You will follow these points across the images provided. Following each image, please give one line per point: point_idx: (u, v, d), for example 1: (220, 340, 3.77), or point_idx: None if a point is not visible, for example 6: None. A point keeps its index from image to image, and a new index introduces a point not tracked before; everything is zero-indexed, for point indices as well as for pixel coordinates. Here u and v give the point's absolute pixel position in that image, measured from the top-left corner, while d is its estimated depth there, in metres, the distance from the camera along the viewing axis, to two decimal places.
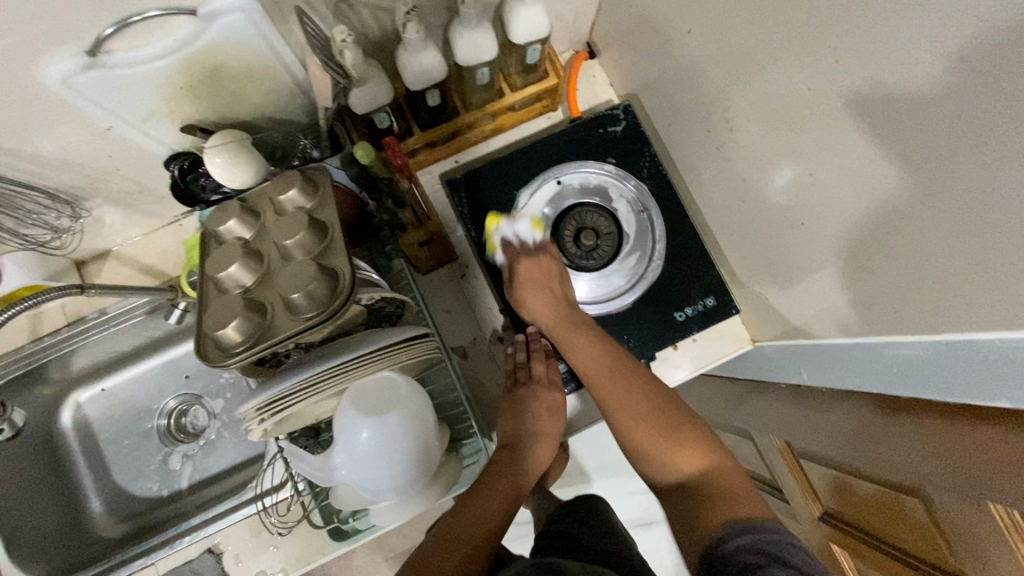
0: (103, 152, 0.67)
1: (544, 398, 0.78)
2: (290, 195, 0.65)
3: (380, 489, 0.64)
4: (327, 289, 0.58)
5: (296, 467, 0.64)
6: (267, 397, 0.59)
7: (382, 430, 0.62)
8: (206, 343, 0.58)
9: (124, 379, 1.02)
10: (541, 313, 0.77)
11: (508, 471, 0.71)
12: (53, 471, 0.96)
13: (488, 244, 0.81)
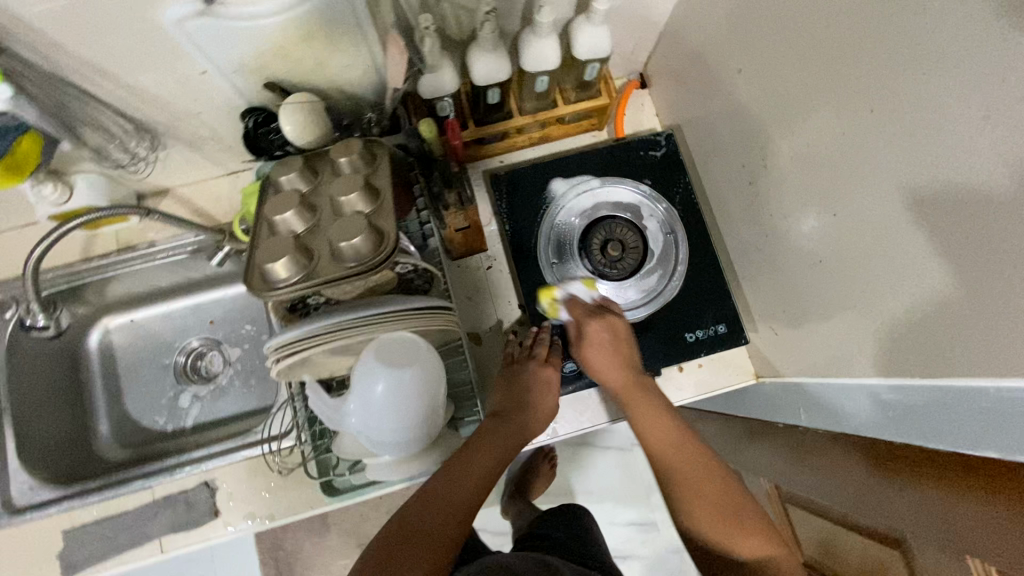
0: (191, 95, 0.74)
1: (546, 373, 0.80)
2: (350, 159, 0.71)
3: (383, 441, 0.67)
4: (371, 244, 0.63)
5: (312, 403, 0.69)
6: (295, 333, 0.64)
7: (396, 385, 0.65)
8: (253, 276, 0.63)
9: (154, 313, 1.07)
10: (610, 376, 0.77)
11: (499, 438, 0.72)
12: (71, 386, 1.00)
13: (550, 310, 0.84)
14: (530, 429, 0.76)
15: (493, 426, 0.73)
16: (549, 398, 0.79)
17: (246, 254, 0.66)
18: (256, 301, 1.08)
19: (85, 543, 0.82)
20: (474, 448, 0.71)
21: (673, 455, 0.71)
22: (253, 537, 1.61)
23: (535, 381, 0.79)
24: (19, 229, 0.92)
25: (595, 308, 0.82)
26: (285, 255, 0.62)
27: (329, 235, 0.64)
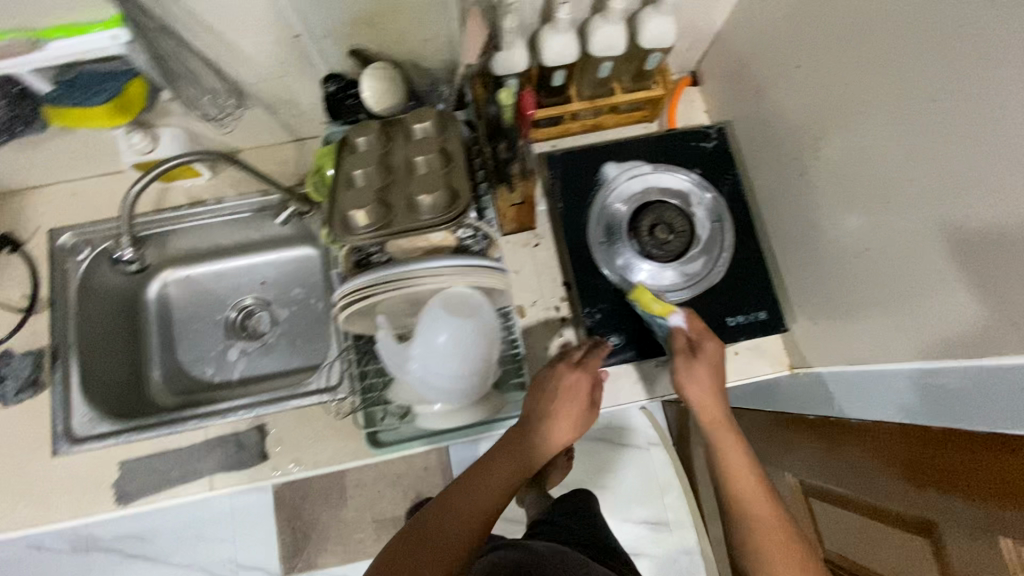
0: (279, 57, 0.79)
1: (580, 382, 0.76)
2: (424, 125, 0.76)
3: (442, 387, 0.71)
4: (446, 200, 0.68)
5: (377, 346, 0.71)
6: (365, 279, 0.69)
7: (459, 335, 0.69)
8: (337, 224, 0.68)
9: (209, 270, 1.12)
10: (711, 404, 0.73)
11: (512, 455, 0.72)
12: (130, 332, 1.05)
13: (660, 308, 0.77)
14: (541, 447, 0.74)
15: (506, 444, 0.74)
16: (569, 408, 0.74)
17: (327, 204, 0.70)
18: (307, 266, 1.13)
19: (139, 475, 0.86)
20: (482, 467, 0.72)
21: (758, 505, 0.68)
22: (271, 503, 1.65)
23: (562, 391, 0.76)
24: (99, 176, 0.97)
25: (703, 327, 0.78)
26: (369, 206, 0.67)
27: (408, 190, 0.69)
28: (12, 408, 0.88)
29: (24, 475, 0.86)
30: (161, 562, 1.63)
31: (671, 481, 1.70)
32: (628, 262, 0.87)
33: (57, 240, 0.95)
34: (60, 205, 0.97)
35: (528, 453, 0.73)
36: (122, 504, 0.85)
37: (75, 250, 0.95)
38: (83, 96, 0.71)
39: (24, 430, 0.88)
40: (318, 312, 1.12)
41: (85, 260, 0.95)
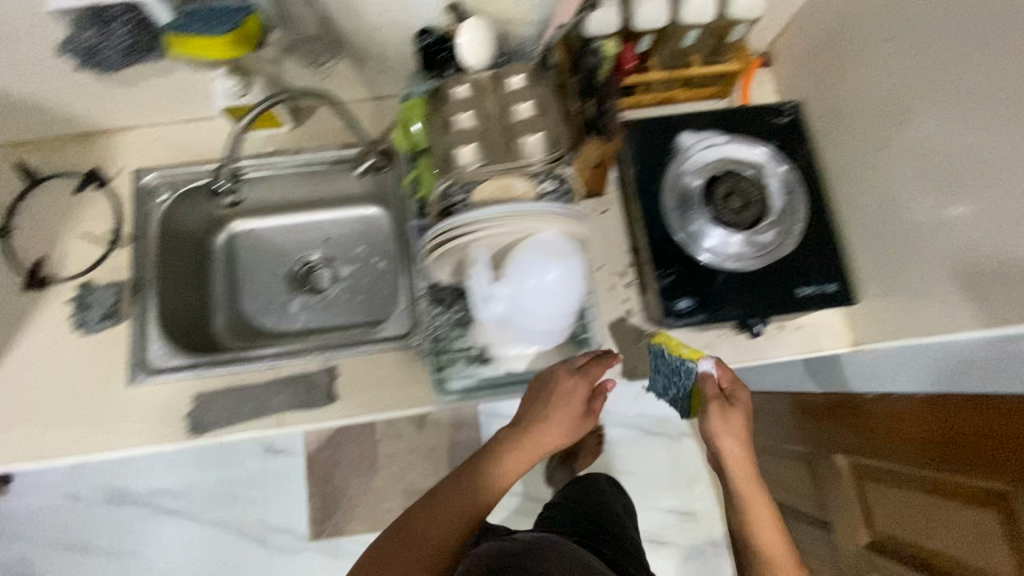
0: (380, 7, 0.81)
1: (573, 399, 0.77)
2: (519, 78, 0.77)
3: (538, 326, 0.72)
4: None
5: (472, 280, 0.71)
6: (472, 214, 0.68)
7: (564, 275, 0.70)
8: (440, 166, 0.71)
9: (275, 223, 1.15)
10: (736, 451, 0.77)
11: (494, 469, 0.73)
12: (199, 277, 1.08)
13: (693, 353, 0.80)
14: (520, 460, 0.74)
15: (487, 457, 0.74)
16: (558, 424, 0.75)
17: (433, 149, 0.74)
18: (370, 225, 1.15)
19: (212, 409, 0.89)
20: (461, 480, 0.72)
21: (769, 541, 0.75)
22: (304, 468, 1.68)
23: (552, 410, 0.75)
24: (182, 122, 1.00)
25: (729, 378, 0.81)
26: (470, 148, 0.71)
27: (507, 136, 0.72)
28: (93, 337, 0.90)
29: (103, 401, 0.89)
30: (195, 520, 1.66)
31: (700, 471, 1.71)
32: (701, 228, 0.88)
33: (140, 181, 0.97)
34: (142, 148, 0.99)
35: (509, 464, 0.73)
36: (196, 435, 0.87)
37: (156, 191, 0.98)
38: (196, 21, 0.72)
39: (102, 359, 0.90)
40: (379, 270, 1.14)
41: (166, 201, 0.98)
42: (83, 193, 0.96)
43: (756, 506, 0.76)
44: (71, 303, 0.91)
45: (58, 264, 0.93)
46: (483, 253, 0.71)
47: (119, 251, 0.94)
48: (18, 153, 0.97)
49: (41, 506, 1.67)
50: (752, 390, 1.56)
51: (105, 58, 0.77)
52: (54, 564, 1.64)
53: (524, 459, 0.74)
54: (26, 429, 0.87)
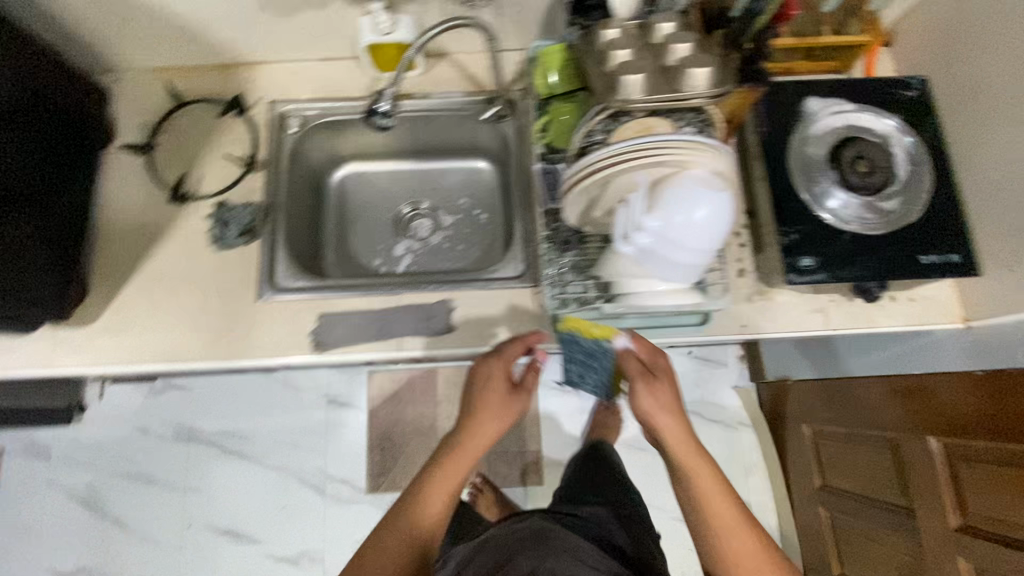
0: None
1: (500, 401, 0.82)
2: (669, 26, 0.80)
3: (681, 261, 0.73)
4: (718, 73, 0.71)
5: (621, 209, 0.73)
6: (633, 142, 0.73)
7: (715, 212, 0.70)
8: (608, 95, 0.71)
9: (385, 169, 1.18)
10: (664, 420, 0.78)
11: (429, 494, 0.79)
12: (314, 213, 1.12)
13: (604, 329, 0.81)
14: (454, 476, 0.80)
15: (416, 488, 0.79)
16: (486, 430, 0.82)
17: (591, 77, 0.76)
18: (476, 178, 1.18)
19: (336, 328, 0.92)
20: (398, 513, 0.77)
21: (721, 513, 0.77)
22: (366, 423, 1.72)
23: (484, 416, 0.81)
24: (318, 60, 1.04)
25: (650, 356, 0.81)
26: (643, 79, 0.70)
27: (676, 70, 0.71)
28: (227, 252, 0.95)
29: (234, 311, 0.93)
30: (258, 463, 1.70)
31: (758, 463, 1.69)
32: (825, 189, 0.89)
33: (277, 111, 1.02)
34: (280, 81, 1.04)
35: (433, 493, 0.79)
36: (320, 350, 0.91)
37: (291, 122, 1.03)
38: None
39: (235, 273, 0.94)
40: (481, 222, 1.17)
41: (299, 131, 1.03)
42: (225, 119, 1.01)
43: (705, 484, 0.77)
44: (211, 218, 0.96)
45: (198, 181, 0.98)
46: (636, 196, 0.72)
47: (254, 174, 0.99)
48: (169, 78, 1.03)
49: (112, 437, 1.71)
50: (792, 383, 1.54)
51: None
52: (119, 493, 1.68)
53: (450, 488, 0.80)
54: (162, 331, 0.92)
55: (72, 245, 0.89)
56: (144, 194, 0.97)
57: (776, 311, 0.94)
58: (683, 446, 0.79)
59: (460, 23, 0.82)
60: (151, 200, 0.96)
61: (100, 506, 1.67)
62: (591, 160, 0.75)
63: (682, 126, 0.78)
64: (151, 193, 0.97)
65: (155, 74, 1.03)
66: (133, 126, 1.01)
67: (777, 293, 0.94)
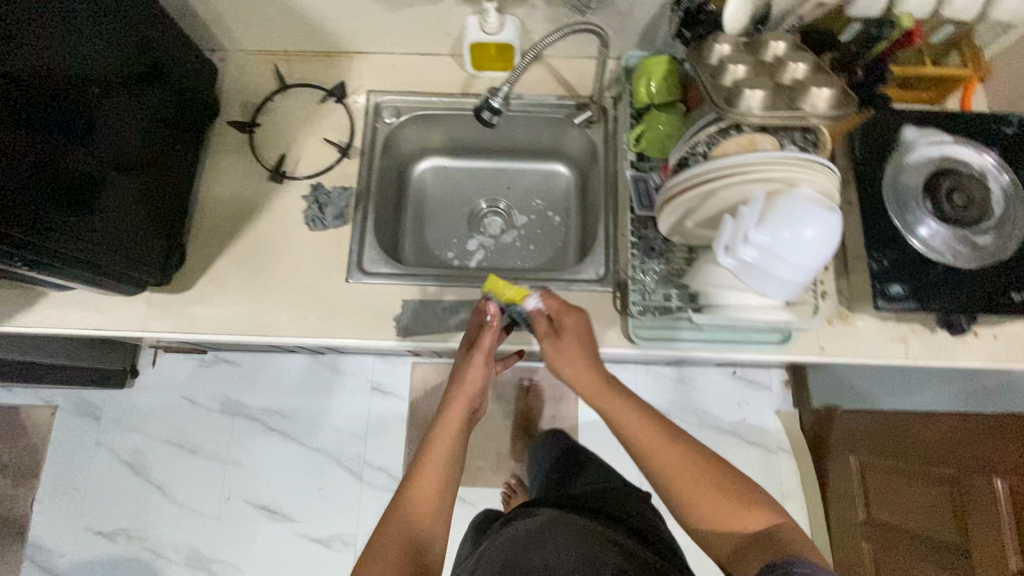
0: None
1: (469, 372, 0.86)
2: (781, 46, 0.81)
3: (783, 277, 0.74)
4: (841, 96, 0.72)
5: (727, 224, 0.73)
6: (750, 158, 0.73)
7: (823, 230, 0.71)
8: (724, 106, 0.73)
9: (464, 165, 1.21)
10: (570, 365, 0.86)
11: (416, 480, 0.78)
12: (394, 203, 1.15)
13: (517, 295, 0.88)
14: (438, 456, 0.81)
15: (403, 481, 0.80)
16: (459, 403, 0.85)
17: (707, 90, 0.77)
18: (554, 182, 1.20)
19: (419, 314, 0.95)
20: (396, 509, 0.76)
21: (642, 434, 0.82)
22: (407, 413, 1.74)
23: (456, 389, 0.86)
24: (417, 55, 1.08)
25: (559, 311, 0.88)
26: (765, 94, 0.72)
27: (798, 90, 0.73)
28: (319, 232, 0.98)
29: (322, 291, 0.96)
30: (299, 444, 1.73)
31: (797, 491, 1.67)
32: (916, 217, 0.89)
33: (374, 102, 1.06)
34: (379, 73, 1.07)
35: (423, 483, 0.78)
36: (403, 335, 0.93)
37: (385, 113, 1.06)
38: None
39: (325, 254, 0.98)
40: (554, 224, 1.19)
41: (393, 123, 1.06)
42: (326, 105, 1.04)
43: (622, 413, 0.83)
44: (308, 199, 0.99)
45: (295, 163, 1.01)
46: (745, 216, 0.72)
47: (349, 160, 1.02)
48: (275, 63, 1.07)
49: (162, 404, 1.75)
50: (850, 410, 1.53)
51: None
52: (163, 460, 1.72)
53: (437, 473, 0.79)
54: (253, 303, 0.95)
55: (175, 212, 0.95)
56: (245, 172, 1.01)
57: (857, 336, 0.93)
58: (590, 385, 0.85)
59: (586, 28, 0.82)
60: (252, 177, 1.00)
61: (144, 470, 1.71)
62: (699, 169, 0.76)
63: (787, 144, 0.80)
64: (252, 171, 1.01)
65: (262, 57, 1.07)
66: (238, 105, 1.05)
67: (859, 318, 0.94)
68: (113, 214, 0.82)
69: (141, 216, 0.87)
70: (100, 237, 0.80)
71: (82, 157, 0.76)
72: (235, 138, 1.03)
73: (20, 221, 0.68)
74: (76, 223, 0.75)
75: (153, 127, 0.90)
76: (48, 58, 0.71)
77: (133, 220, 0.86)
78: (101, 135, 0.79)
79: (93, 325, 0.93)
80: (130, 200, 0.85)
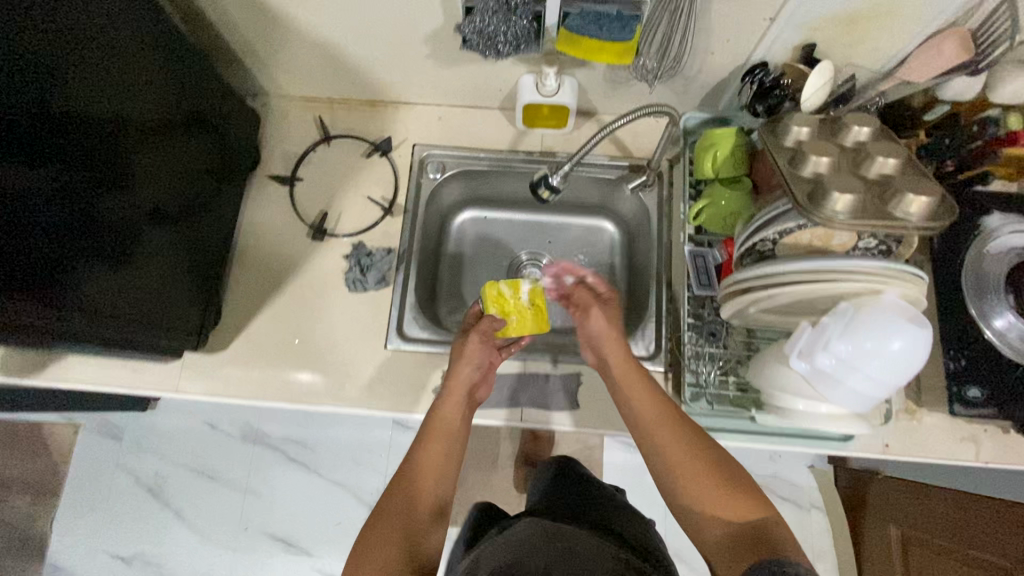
0: (725, 39, 0.81)
1: (469, 351, 0.87)
2: (864, 131, 0.75)
3: (862, 388, 0.68)
4: (942, 204, 0.65)
5: (801, 335, 0.70)
6: (831, 261, 0.67)
7: (912, 342, 0.65)
8: (807, 203, 0.67)
9: (505, 216, 1.17)
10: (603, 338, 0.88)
11: (426, 443, 0.82)
12: (433, 254, 1.11)
13: (520, 293, 0.95)
14: (446, 422, 0.84)
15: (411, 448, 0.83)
16: (464, 375, 0.86)
17: (785, 184, 0.71)
18: (598, 238, 1.15)
19: None
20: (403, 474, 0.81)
21: (654, 420, 0.79)
22: None
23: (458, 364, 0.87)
24: (466, 107, 1.04)
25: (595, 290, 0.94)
26: (856, 194, 0.65)
27: (891, 188, 0.67)
28: (359, 294, 0.95)
29: (358, 356, 0.93)
30: (319, 474, 1.71)
31: (828, 551, 1.61)
32: (994, 307, 0.83)
33: (419, 156, 1.02)
34: (425, 126, 1.03)
35: (432, 445, 0.82)
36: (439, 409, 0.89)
37: (430, 168, 1.02)
38: (597, 30, 0.72)
39: (363, 317, 0.94)
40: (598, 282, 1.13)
41: (437, 179, 1.02)
42: (370, 159, 1.01)
43: (637, 392, 0.81)
44: (349, 258, 0.96)
45: (337, 219, 0.98)
46: (830, 323, 0.68)
47: (391, 218, 0.99)
48: (320, 111, 1.04)
49: (183, 427, 1.74)
50: (891, 474, 1.46)
51: (499, 47, 0.74)
52: (183, 485, 1.70)
53: (447, 435, 0.83)
54: (287, 366, 0.92)
55: (211, 269, 0.92)
56: (285, 227, 0.98)
57: (925, 433, 0.87)
58: (616, 356, 0.86)
59: (657, 110, 0.77)
60: (291, 233, 0.98)
61: (163, 494, 1.70)
62: (783, 272, 0.70)
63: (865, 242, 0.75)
64: (293, 226, 0.98)
65: (306, 105, 1.04)
66: (279, 154, 1.02)
67: (927, 415, 0.86)
68: (157, 281, 0.79)
69: (180, 275, 0.84)
70: (142, 306, 0.77)
71: (121, 207, 0.70)
72: (276, 189, 1.00)
73: (67, 300, 0.66)
74: (121, 296, 0.73)
75: (197, 182, 0.87)
76: (105, 108, 0.65)
77: (173, 284, 0.83)
78: (140, 184, 0.73)
79: (123, 384, 0.89)
80: (171, 263, 0.82)
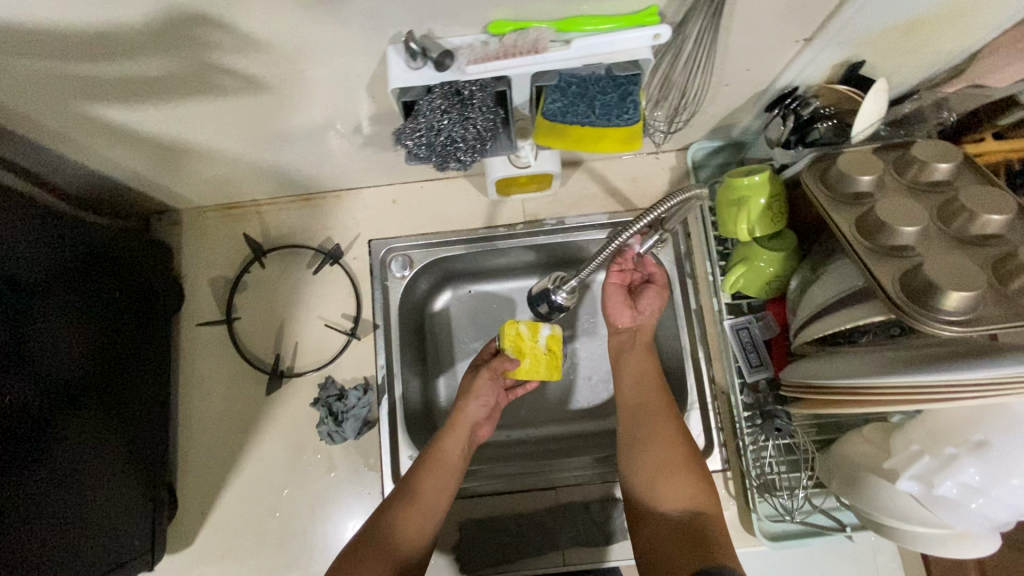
0: (742, 71, 0.62)
1: (478, 386, 0.77)
2: (943, 171, 0.58)
3: (1006, 517, 0.53)
4: None
5: (921, 464, 0.55)
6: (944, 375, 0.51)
7: None
8: (912, 303, 0.51)
9: (498, 286, 0.92)
10: (632, 313, 0.76)
11: (421, 474, 0.67)
12: (419, 351, 0.88)
13: (536, 331, 0.77)
14: (447, 455, 0.70)
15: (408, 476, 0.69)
16: (473, 409, 0.75)
17: (863, 269, 0.55)
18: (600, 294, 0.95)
19: (479, 545, 0.76)
20: (391, 502, 0.65)
21: (643, 398, 0.70)
22: None
23: (463, 400, 0.76)
24: (424, 182, 0.85)
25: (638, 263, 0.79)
26: (974, 289, 0.49)
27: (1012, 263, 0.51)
28: (341, 444, 0.78)
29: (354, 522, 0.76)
30: None
31: None
32: None
33: (379, 253, 0.83)
34: (379, 214, 0.85)
35: (427, 477, 0.67)
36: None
37: (394, 265, 0.83)
38: (588, 110, 0.54)
39: (351, 472, 0.77)
40: None
41: (405, 276, 0.83)
42: (321, 271, 0.83)
43: (638, 367, 0.73)
44: (318, 406, 0.77)
45: (295, 353, 0.81)
46: (956, 453, 0.53)
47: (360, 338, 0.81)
48: (247, 219, 0.85)
49: None
50: None
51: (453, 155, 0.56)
52: None
53: (444, 467, 0.69)
54: (271, 552, 0.75)
55: (153, 453, 0.74)
56: (238, 375, 0.80)
57: None
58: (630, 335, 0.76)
59: (682, 191, 0.60)
60: (244, 383, 0.80)
61: None
62: (863, 387, 0.55)
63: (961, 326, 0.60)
64: (246, 372, 0.80)
65: (231, 214, 0.85)
66: (208, 282, 0.83)
67: None
68: (88, 503, 0.61)
69: (121, 473, 0.67)
70: (77, 546, 0.60)
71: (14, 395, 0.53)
72: (216, 331, 0.82)
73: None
74: (46, 549, 0.56)
75: (117, 350, 0.68)
76: None
77: (110, 497, 0.65)
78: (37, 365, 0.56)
79: None
80: (103, 468, 0.64)
